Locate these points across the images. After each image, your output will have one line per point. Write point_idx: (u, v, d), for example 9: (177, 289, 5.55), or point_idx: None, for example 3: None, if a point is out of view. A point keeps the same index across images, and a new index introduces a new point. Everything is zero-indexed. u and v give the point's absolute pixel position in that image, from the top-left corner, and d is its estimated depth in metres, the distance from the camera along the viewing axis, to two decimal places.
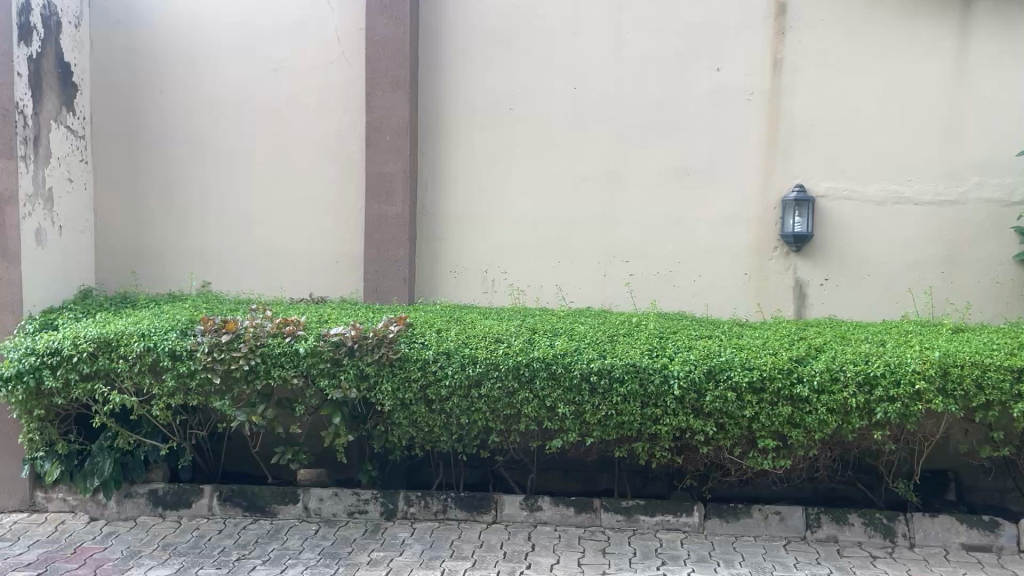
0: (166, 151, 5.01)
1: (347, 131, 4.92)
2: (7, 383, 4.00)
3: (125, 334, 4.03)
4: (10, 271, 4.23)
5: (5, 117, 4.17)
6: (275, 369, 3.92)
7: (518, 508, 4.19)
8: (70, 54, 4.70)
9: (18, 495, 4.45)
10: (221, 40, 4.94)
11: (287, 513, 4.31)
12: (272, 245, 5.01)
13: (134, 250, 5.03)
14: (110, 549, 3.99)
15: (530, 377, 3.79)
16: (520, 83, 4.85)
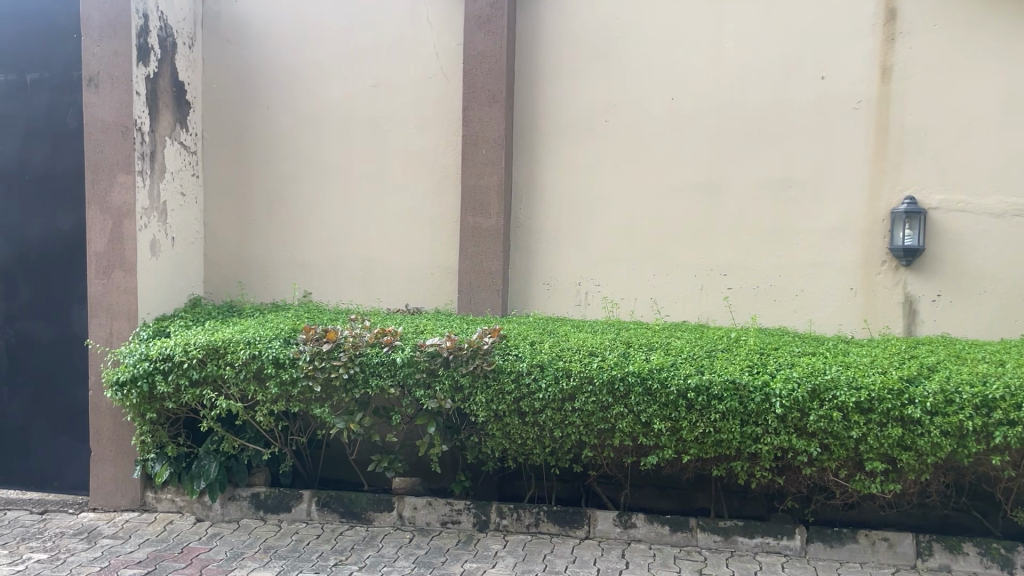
0: (270, 165, 5.18)
1: (444, 144, 4.97)
2: (124, 387, 4.23)
3: (231, 342, 4.17)
4: (127, 280, 4.53)
5: (125, 133, 4.48)
6: (373, 378, 4.00)
7: (611, 525, 4.12)
8: (183, 74, 4.97)
9: (129, 495, 4.65)
10: (323, 57, 5.08)
11: (382, 521, 4.37)
12: (370, 256, 5.11)
13: (240, 260, 5.22)
14: (214, 550, 4.13)
15: (625, 392, 3.74)
16: (617, 95, 4.81)
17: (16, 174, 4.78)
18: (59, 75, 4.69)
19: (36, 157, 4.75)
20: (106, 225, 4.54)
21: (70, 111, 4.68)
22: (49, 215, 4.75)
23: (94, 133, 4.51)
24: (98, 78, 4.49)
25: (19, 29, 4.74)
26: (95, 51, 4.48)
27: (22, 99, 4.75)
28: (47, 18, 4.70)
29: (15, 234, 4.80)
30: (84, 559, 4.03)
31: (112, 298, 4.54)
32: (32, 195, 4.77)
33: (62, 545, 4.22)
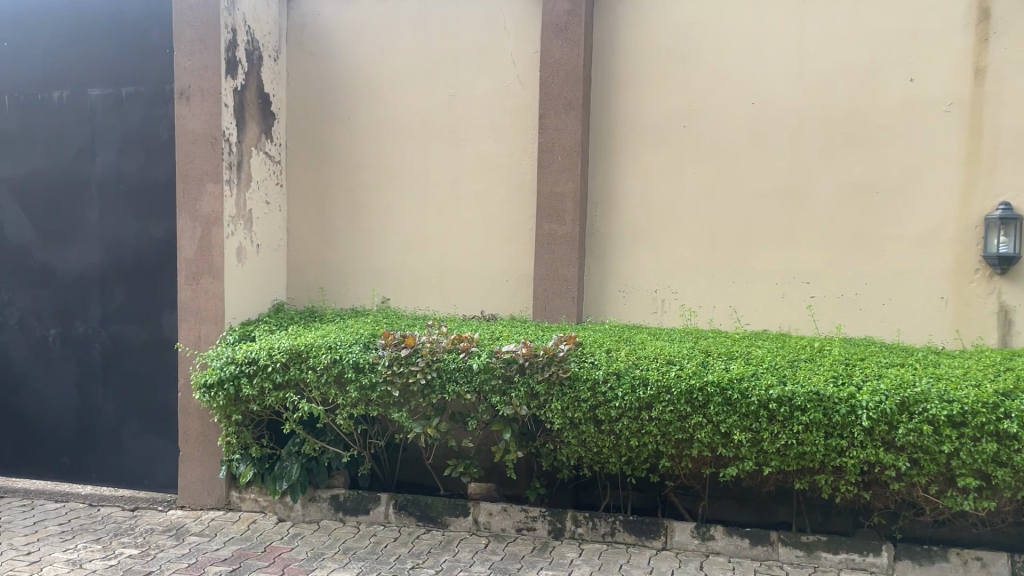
0: (350, 173, 5.28)
1: (520, 152, 5.00)
2: (212, 389, 4.39)
3: (313, 346, 4.27)
4: (215, 286, 4.71)
5: (214, 144, 4.65)
6: (450, 384, 4.04)
7: (689, 536, 4.06)
8: (269, 85, 5.13)
9: (215, 494, 4.81)
10: (402, 67, 5.16)
11: (458, 525, 4.41)
12: (447, 263, 5.17)
13: (320, 267, 5.35)
14: (296, 550, 4.22)
15: (704, 402, 3.69)
16: (695, 101, 4.76)
17: (112, 183, 4.99)
18: (152, 88, 4.89)
19: (130, 168, 4.96)
20: (195, 233, 4.73)
21: (163, 123, 4.88)
22: (143, 223, 4.96)
23: (186, 144, 4.71)
24: (189, 91, 4.69)
25: (115, 46, 4.96)
26: (186, 64, 4.68)
27: (117, 112, 4.97)
28: (140, 33, 4.90)
29: (110, 241, 5.02)
30: (174, 555, 4.18)
31: (200, 303, 4.73)
32: (126, 204, 4.98)
33: (152, 541, 4.38)
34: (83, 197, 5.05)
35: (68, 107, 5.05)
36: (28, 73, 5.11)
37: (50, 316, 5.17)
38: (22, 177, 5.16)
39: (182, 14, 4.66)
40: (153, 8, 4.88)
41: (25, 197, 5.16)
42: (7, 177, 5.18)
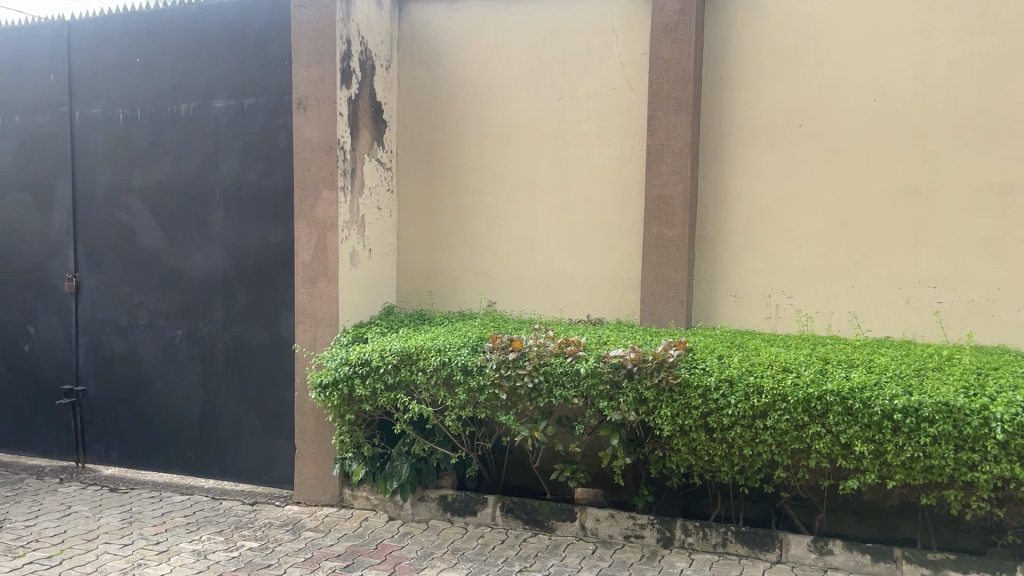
0: (457, 178, 5.35)
1: (628, 155, 4.94)
2: (327, 389, 4.53)
3: (423, 348, 4.34)
4: (330, 289, 4.89)
5: (330, 152, 4.83)
6: (557, 388, 4.02)
7: (806, 550, 3.92)
8: (381, 93, 5.27)
9: (329, 491, 4.96)
10: (510, 72, 5.19)
11: (565, 530, 4.39)
12: (553, 267, 5.16)
13: (429, 271, 5.44)
14: (406, 549, 4.31)
15: (822, 411, 3.55)
16: (812, 98, 4.60)
17: (234, 191, 5.23)
18: (271, 99, 5.10)
19: (251, 176, 5.18)
20: (311, 238, 4.92)
21: (282, 132, 5.08)
22: (262, 228, 5.17)
23: (303, 153, 4.92)
24: (306, 101, 4.88)
25: (237, 59, 5.19)
26: (304, 75, 4.87)
27: (238, 122, 5.20)
28: (260, 47, 5.12)
29: (232, 246, 5.25)
30: (291, 549, 4.34)
31: (317, 306, 4.93)
32: (247, 211, 5.20)
33: (271, 534, 4.55)
34: (208, 204, 5.31)
35: (194, 119, 5.32)
36: (158, 88, 5.41)
37: (177, 317, 5.45)
38: (152, 186, 5.46)
39: (300, 26, 4.86)
40: (272, 22, 5.08)
41: (156, 204, 5.46)
42: (139, 185, 5.50)
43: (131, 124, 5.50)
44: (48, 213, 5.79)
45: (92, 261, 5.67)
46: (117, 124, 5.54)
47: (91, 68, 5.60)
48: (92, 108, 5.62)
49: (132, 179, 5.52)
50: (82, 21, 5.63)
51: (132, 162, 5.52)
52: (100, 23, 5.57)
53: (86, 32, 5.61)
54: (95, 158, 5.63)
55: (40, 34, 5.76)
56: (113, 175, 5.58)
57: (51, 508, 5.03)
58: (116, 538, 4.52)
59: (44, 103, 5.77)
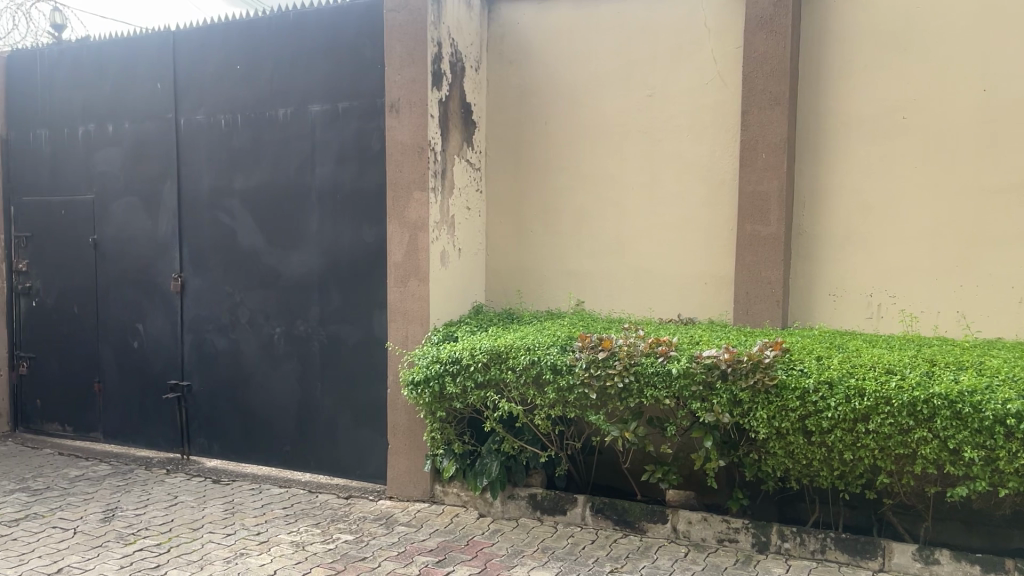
0: (546, 177, 5.35)
1: (721, 151, 4.85)
2: (418, 386, 4.60)
3: (512, 347, 4.36)
4: (421, 288, 4.97)
5: (421, 154, 4.91)
6: (648, 388, 3.98)
7: (911, 559, 3.77)
8: (470, 95, 5.33)
9: (421, 487, 5.04)
10: (599, 70, 5.16)
11: (656, 532, 4.34)
12: (642, 266, 5.10)
13: (518, 270, 5.47)
14: (497, 546, 4.34)
15: (929, 416, 3.41)
16: (916, 89, 4.42)
17: (329, 193, 5.37)
18: (365, 103, 5.22)
19: (345, 178, 5.31)
20: (403, 238, 5.01)
21: (375, 135, 5.20)
22: (356, 229, 5.30)
23: (396, 154, 5.01)
24: (398, 103, 4.98)
25: (331, 64, 5.33)
26: (396, 78, 4.97)
27: (333, 126, 5.34)
28: (354, 51, 5.24)
29: (327, 246, 5.40)
30: (385, 543, 4.42)
31: (409, 305, 5.02)
32: (341, 212, 5.34)
33: (365, 528, 4.66)
34: (304, 206, 5.47)
35: (291, 123, 5.49)
36: (257, 93, 5.60)
37: (275, 316, 5.63)
38: (252, 189, 5.66)
39: (392, 30, 4.96)
40: (365, 27, 5.20)
41: (255, 207, 5.65)
42: (240, 188, 5.71)
43: (232, 129, 5.72)
44: (156, 216, 6.07)
45: (196, 261, 5.92)
46: (219, 129, 5.77)
47: (195, 76, 5.85)
48: (196, 114, 5.86)
49: (233, 182, 5.73)
50: (187, 31, 5.88)
51: (232, 166, 5.73)
52: (203, 32, 5.81)
53: (190, 41, 5.86)
54: (198, 163, 5.88)
55: (147, 45, 6.05)
56: (216, 178, 5.81)
57: (159, 497, 5.27)
58: (220, 527, 4.70)
59: (152, 111, 6.05)
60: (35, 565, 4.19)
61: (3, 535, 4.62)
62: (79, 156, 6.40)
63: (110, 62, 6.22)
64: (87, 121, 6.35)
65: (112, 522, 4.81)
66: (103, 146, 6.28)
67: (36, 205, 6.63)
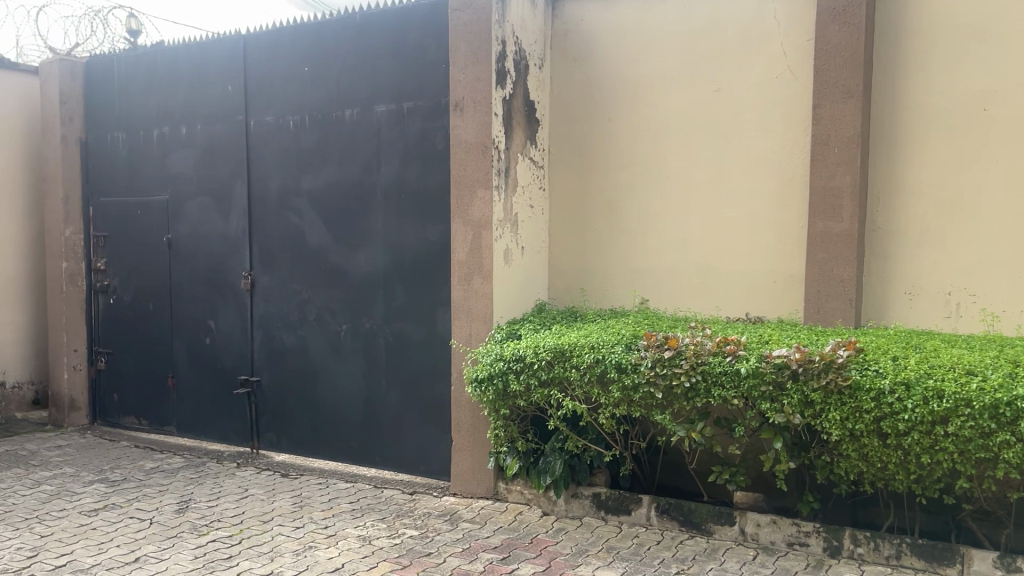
0: (610, 175, 5.31)
1: (791, 146, 4.75)
2: (482, 384, 4.62)
3: (577, 345, 4.34)
4: (485, 286, 4.99)
5: (485, 152, 4.93)
6: (716, 388, 3.92)
7: (992, 567, 3.63)
8: (534, 93, 5.32)
9: (484, 484, 5.06)
10: (664, 66, 5.10)
11: (724, 534, 4.27)
12: (709, 264, 5.02)
13: (581, 268, 5.43)
14: (561, 545, 4.33)
15: (1013, 418, 3.29)
16: (997, 80, 4.27)
17: (394, 191, 5.43)
18: (430, 102, 5.26)
19: (410, 177, 5.36)
20: (467, 236, 5.04)
21: (439, 134, 5.23)
22: (421, 227, 5.34)
23: (460, 153, 5.04)
24: (463, 102, 5.00)
25: (397, 64, 5.38)
26: (460, 77, 5.00)
27: (398, 126, 5.39)
28: (419, 51, 5.29)
29: (392, 245, 5.45)
30: (449, 539, 4.45)
31: (472, 303, 5.04)
32: (406, 211, 5.39)
33: (430, 524, 4.70)
34: (369, 205, 5.54)
35: (357, 124, 5.57)
36: (324, 95, 5.70)
37: (342, 313, 5.72)
38: (319, 188, 5.76)
39: (457, 30, 4.99)
40: (430, 26, 5.24)
41: (322, 206, 5.75)
42: (308, 188, 5.81)
43: (300, 130, 5.82)
44: (227, 215, 6.22)
45: (265, 259, 6.05)
46: (287, 130, 5.88)
47: (264, 78, 5.98)
48: (265, 116, 5.99)
49: (301, 182, 5.84)
50: (256, 34, 6.02)
51: (300, 166, 5.84)
52: (272, 35, 5.93)
53: (260, 44, 5.99)
54: (267, 163, 6.00)
55: (219, 49, 6.20)
56: (284, 178, 5.92)
57: (230, 489, 5.41)
58: (289, 521, 4.79)
59: (223, 113, 6.20)
60: (114, 554, 4.33)
61: (84, 524, 4.79)
62: (154, 157, 6.60)
63: (183, 65, 6.40)
64: (161, 124, 6.55)
65: (186, 514, 4.95)
66: (176, 148, 6.47)
67: (114, 206, 6.87)
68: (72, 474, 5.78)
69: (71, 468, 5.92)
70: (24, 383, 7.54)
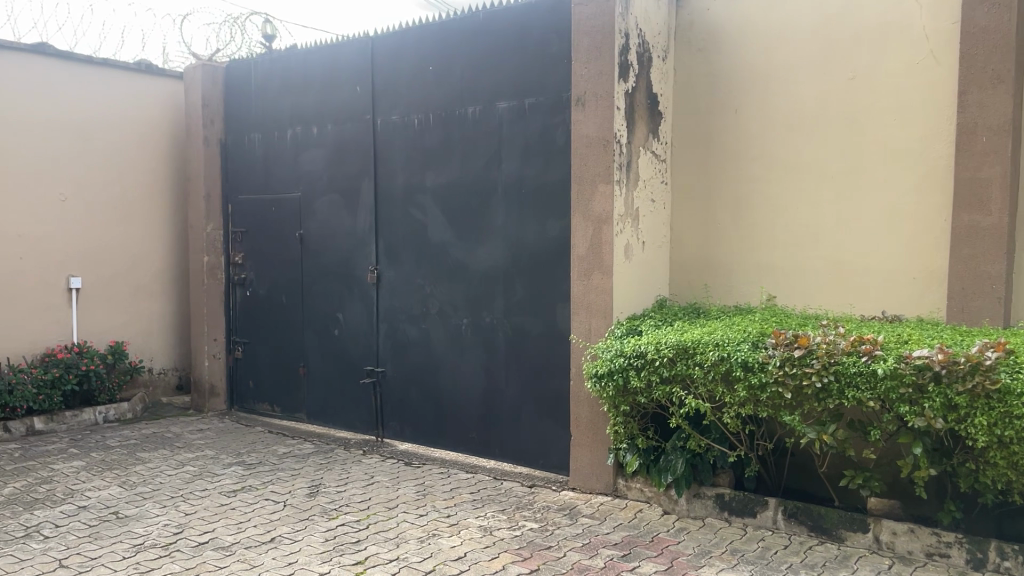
0: (736, 167, 5.18)
1: (933, 136, 4.49)
2: (603, 380, 4.59)
3: (700, 342, 4.24)
4: (605, 281, 4.97)
5: (607, 147, 4.90)
6: (850, 389, 3.76)
7: None
8: (657, 85, 5.25)
9: (604, 480, 5.04)
10: (795, 54, 4.93)
11: (856, 541, 4.10)
12: (843, 260, 4.82)
13: (704, 263, 5.32)
14: (683, 544, 4.26)
15: None
16: None
17: (516, 187, 5.47)
18: (551, 98, 5.27)
19: (531, 173, 5.39)
20: (588, 231, 5.03)
21: (560, 130, 5.24)
22: (541, 222, 5.36)
23: (581, 148, 5.03)
24: (585, 97, 5.00)
25: (519, 61, 5.42)
26: (583, 72, 4.99)
27: (520, 121, 5.43)
28: (542, 47, 5.31)
29: (513, 240, 5.50)
30: (569, 533, 4.46)
31: (592, 298, 5.03)
32: (527, 206, 5.42)
33: (549, 517, 4.72)
34: (491, 200, 5.61)
35: (479, 121, 5.65)
36: (448, 92, 5.81)
37: (463, 307, 5.82)
38: (443, 185, 5.87)
39: (580, 24, 4.98)
40: (552, 22, 5.25)
41: (445, 202, 5.87)
42: (431, 184, 5.94)
43: (424, 128, 5.96)
44: (354, 211, 6.44)
45: (391, 254, 6.23)
46: (412, 128, 6.03)
47: (390, 78, 6.15)
48: (392, 114, 6.16)
49: (425, 179, 5.97)
50: (384, 35, 6.19)
51: (425, 163, 5.97)
52: (398, 36, 6.09)
53: (386, 45, 6.17)
54: (393, 161, 6.17)
55: (348, 51, 6.42)
56: (409, 175, 6.07)
57: (357, 476, 5.60)
58: (413, 508, 4.92)
59: (351, 113, 6.42)
60: (252, 534, 4.56)
61: (224, 504, 5.07)
62: (288, 157, 6.91)
63: (314, 68, 6.67)
64: (294, 124, 6.85)
65: (317, 498, 5.17)
66: (308, 147, 6.74)
67: (251, 203, 7.24)
68: (213, 456, 6.14)
69: (211, 451, 6.28)
70: (169, 369, 8.03)
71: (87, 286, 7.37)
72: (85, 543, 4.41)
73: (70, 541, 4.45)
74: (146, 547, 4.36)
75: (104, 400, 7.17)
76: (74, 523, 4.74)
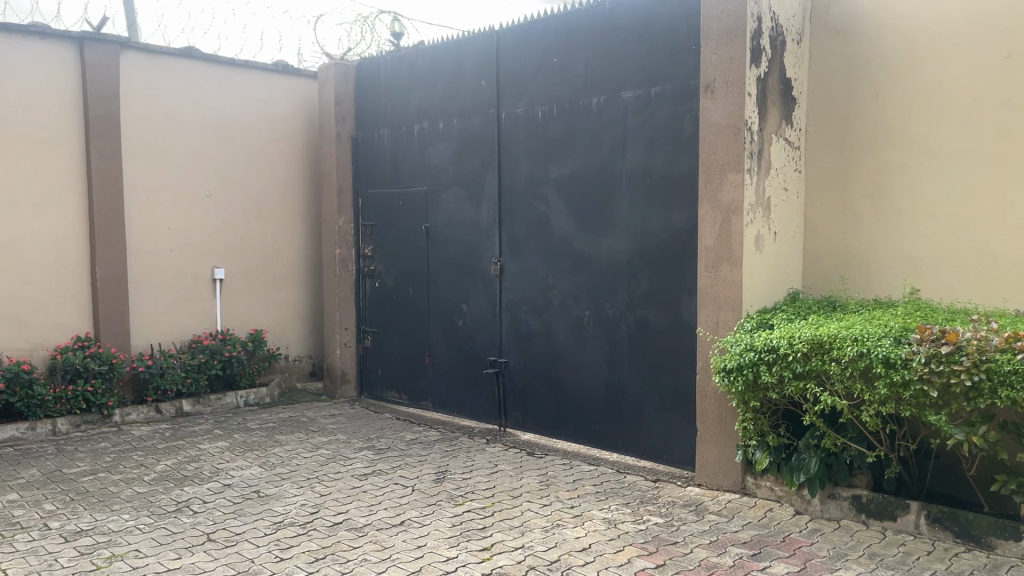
0: (875, 154, 4.92)
1: None
2: (732, 374, 4.47)
3: (837, 337, 4.05)
4: (734, 273, 4.83)
5: (736, 134, 4.76)
6: (1004, 389, 3.51)
7: None
8: (791, 69, 5.06)
9: (731, 477, 4.92)
10: (943, 33, 4.64)
11: (1007, 550, 3.84)
12: (994, 250, 4.51)
13: (839, 254, 5.09)
14: (817, 546, 4.10)
15: None
16: None
17: (641, 177, 5.40)
18: (678, 85, 5.17)
19: (657, 163, 5.31)
20: (715, 221, 4.91)
21: (687, 117, 5.13)
22: (667, 213, 5.27)
23: (709, 136, 4.91)
24: (714, 84, 4.87)
25: (645, 48, 5.35)
26: (713, 58, 4.87)
27: (646, 110, 5.35)
28: (669, 34, 5.21)
29: (637, 231, 5.44)
30: (696, 530, 4.38)
31: (719, 290, 4.91)
32: (652, 197, 5.34)
33: (675, 513, 4.65)
34: (614, 191, 5.57)
35: (603, 111, 5.61)
36: (572, 84, 5.81)
37: (586, 299, 5.81)
38: (566, 176, 5.87)
39: (710, 9, 4.86)
40: (681, 7, 5.13)
41: (568, 194, 5.86)
42: (554, 176, 5.95)
43: (548, 120, 5.98)
44: (478, 203, 6.54)
45: (514, 246, 6.29)
46: (536, 121, 6.06)
47: (515, 71, 6.19)
48: (516, 107, 6.20)
49: (548, 171, 5.99)
50: (508, 29, 6.24)
51: (548, 155, 5.98)
52: (522, 29, 6.13)
53: (511, 37, 6.22)
54: (517, 153, 6.22)
55: (473, 45, 6.51)
56: (532, 168, 6.10)
57: (482, 464, 5.70)
58: (537, 498, 4.96)
59: (476, 106, 6.51)
60: (383, 516, 4.72)
61: (356, 487, 5.27)
62: (415, 151, 7.08)
63: (440, 63, 6.80)
64: (421, 119, 7.01)
65: (443, 483, 5.29)
66: (435, 142, 6.88)
67: (380, 198, 7.47)
68: (344, 440, 6.38)
69: (342, 436, 6.53)
70: (303, 356, 8.40)
71: (229, 276, 7.80)
72: (230, 519, 4.68)
73: (216, 516, 4.73)
74: (285, 525, 4.58)
75: (244, 384, 7.59)
76: (219, 500, 5.04)
